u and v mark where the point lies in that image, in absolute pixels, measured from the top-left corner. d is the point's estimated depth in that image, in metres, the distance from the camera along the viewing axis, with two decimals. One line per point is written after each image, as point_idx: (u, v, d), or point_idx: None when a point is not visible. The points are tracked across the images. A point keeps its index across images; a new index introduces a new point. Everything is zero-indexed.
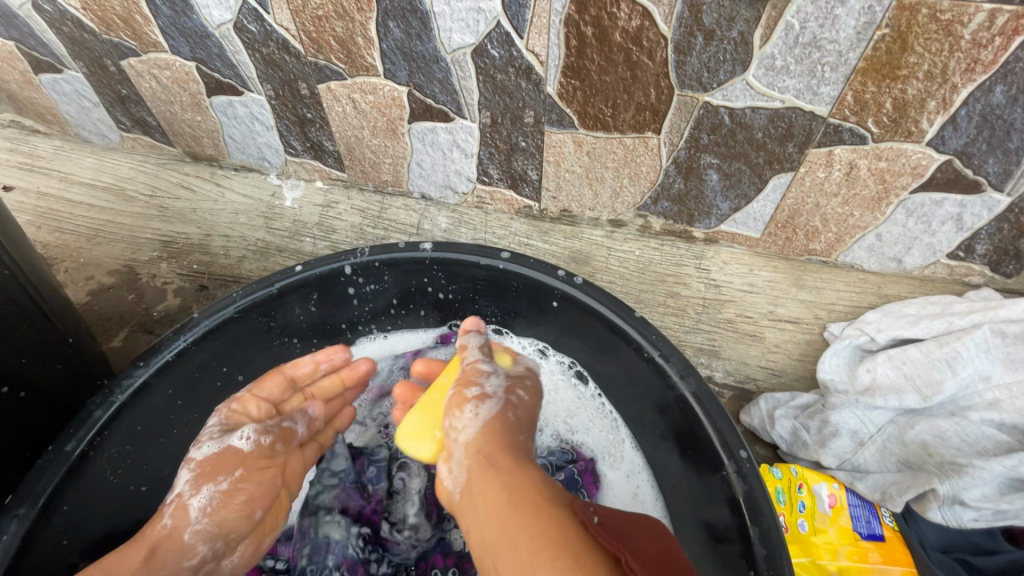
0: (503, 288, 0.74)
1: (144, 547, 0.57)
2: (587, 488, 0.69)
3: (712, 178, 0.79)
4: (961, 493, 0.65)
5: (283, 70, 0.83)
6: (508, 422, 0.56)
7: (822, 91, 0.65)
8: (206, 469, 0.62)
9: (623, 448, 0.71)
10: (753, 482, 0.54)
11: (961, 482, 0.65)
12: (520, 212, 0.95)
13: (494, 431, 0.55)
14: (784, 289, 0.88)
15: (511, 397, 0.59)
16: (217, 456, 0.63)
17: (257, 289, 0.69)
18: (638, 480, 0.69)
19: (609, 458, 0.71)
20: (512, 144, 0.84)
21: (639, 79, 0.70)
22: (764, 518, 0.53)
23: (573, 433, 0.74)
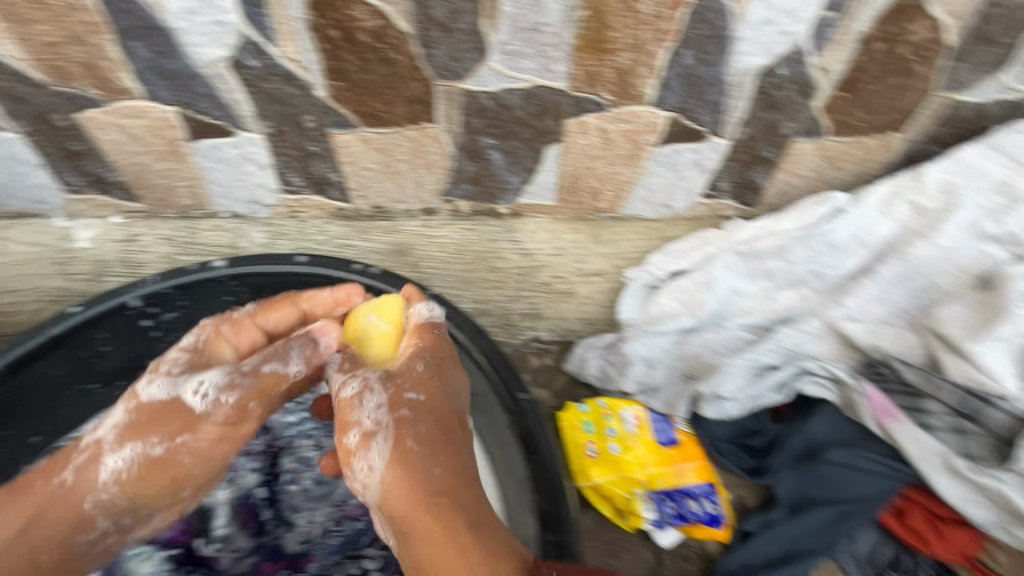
0: (310, 292, 0.78)
1: (35, 509, 0.62)
2: None
3: (496, 158, 0.86)
4: (720, 390, 0.77)
5: (29, 103, 0.77)
6: (411, 445, 0.60)
7: (555, 68, 0.74)
8: (140, 419, 0.65)
9: None
10: (529, 416, 0.68)
11: (718, 380, 0.76)
12: (336, 215, 0.96)
13: (400, 467, 0.59)
14: (586, 245, 0.98)
15: (399, 418, 0.62)
16: (154, 413, 0.65)
17: (44, 331, 0.67)
18: None
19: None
20: (304, 150, 0.85)
21: (399, 75, 0.74)
22: (541, 448, 0.66)
23: None
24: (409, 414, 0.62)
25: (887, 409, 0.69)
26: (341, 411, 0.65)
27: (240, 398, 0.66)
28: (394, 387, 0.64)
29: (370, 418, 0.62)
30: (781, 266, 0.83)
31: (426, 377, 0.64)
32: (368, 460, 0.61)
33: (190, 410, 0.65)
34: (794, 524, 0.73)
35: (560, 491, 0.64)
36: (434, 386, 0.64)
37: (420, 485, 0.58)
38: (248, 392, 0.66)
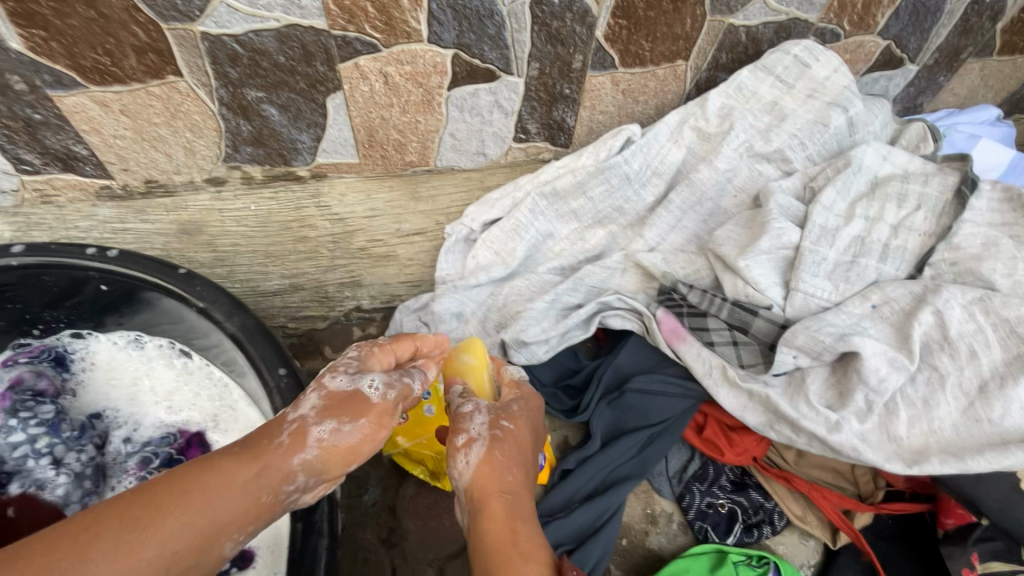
0: (41, 287, 0.64)
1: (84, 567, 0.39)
2: None
3: (273, 113, 0.77)
4: (522, 335, 0.77)
5: None
6: (500, 455, 0.56)
7: (304, 3, 0.65)
8: (326, 407, 0.53)
9: (234, 407, 0.68)
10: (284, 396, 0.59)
11: (519, 326, 0.77)
12: (101, 194, 0.83)
13: (494, 461, 0.55)
14: (403, 204, 0.92)
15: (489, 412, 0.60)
16: (167, 493, 0.44)
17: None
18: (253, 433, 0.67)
19: (219, 423, 0.68)
20: (25, 119, 0.71)
21: (111, 18, 0.62)
22: None
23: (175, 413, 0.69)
24: (502, 434, 0.58)
25: (675, 330, 0.73)
26: (376, 422, 0.54)
27: (258, 478, 0.48)
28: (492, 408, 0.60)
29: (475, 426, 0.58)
30: (585, 205, 0.83)
31: (518, 412, 0.61)
32: (464, 461, 0.56)
33: (220, 482, 0.46)
34: (606, 454, 0.75)
35: (323, 525, 0.55)
36: (519, 421, 0.61)
37: (498, 486, 0.54)
38: (271, 451, 0.50)
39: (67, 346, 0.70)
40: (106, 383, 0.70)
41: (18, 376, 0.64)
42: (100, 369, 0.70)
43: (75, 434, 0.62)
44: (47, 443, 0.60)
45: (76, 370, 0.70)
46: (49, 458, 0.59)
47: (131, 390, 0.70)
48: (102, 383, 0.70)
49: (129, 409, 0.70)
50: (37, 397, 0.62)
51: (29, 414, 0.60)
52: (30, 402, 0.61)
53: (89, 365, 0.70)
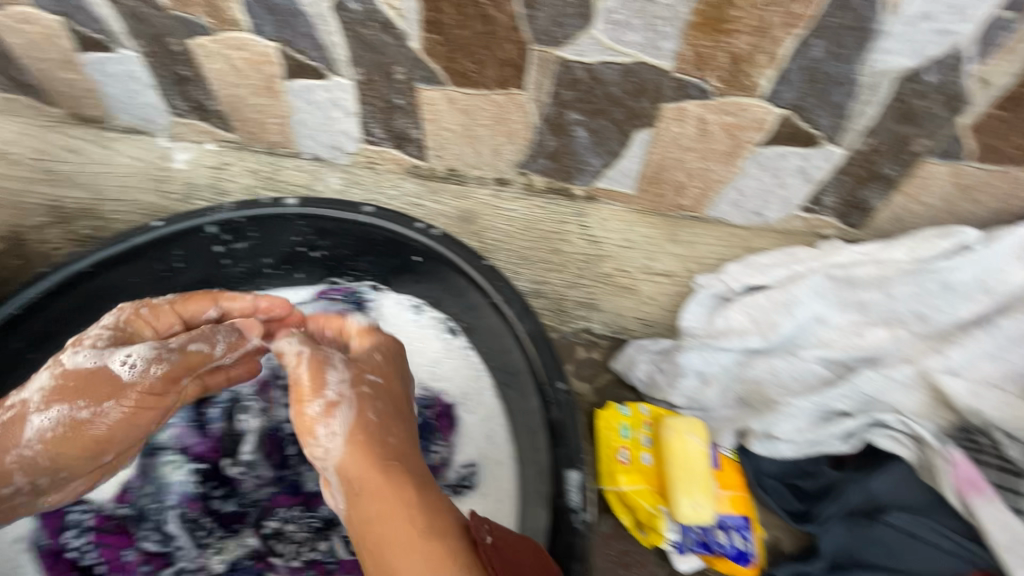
0: (371, 244, 0.76)
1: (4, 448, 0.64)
2: (442, 431, 0.71)
3: (581, 135, 0.82)
4: (773, 428, 0.81)
5: (148, 24, 0.81)
6: (372, 413, 0.63)
7: (663, 45, 0.68)
8: (69, 384, 0.66)
9: (484, 395, 0.73)
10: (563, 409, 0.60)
11: (772, 419, 0.80)
12: (410, 171, 0.96)
13: (360, 444, 0.60)
14: (659, 244, 0.92)
15: (361, 392, 0.64)
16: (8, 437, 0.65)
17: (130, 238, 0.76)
18: (494, 424, 0.71)
19: (469, 404, 0.72)
20: (390, 102, 0.84)
21: (495, 35, 0.71)
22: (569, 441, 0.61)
23: (435, 380, 0.74)
24: (368, 391, 0.65)
25: (972, 483, 0.73)
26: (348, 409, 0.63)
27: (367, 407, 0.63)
28: (355, 367, 0.67)
29: (332, 391, 0.64)
30: (875, 301, 0.79)
31: (380, 365, 0.69)
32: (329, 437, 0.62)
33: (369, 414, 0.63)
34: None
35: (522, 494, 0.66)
36: (388, 378, 0.68)
37: (360, 466, 0.59)
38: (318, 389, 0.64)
39: (365, 292, 0.82)
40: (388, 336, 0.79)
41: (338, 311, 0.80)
42: (387, 321, 0.80)
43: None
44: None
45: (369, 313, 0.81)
46: None
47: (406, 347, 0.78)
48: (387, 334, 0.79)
49: None
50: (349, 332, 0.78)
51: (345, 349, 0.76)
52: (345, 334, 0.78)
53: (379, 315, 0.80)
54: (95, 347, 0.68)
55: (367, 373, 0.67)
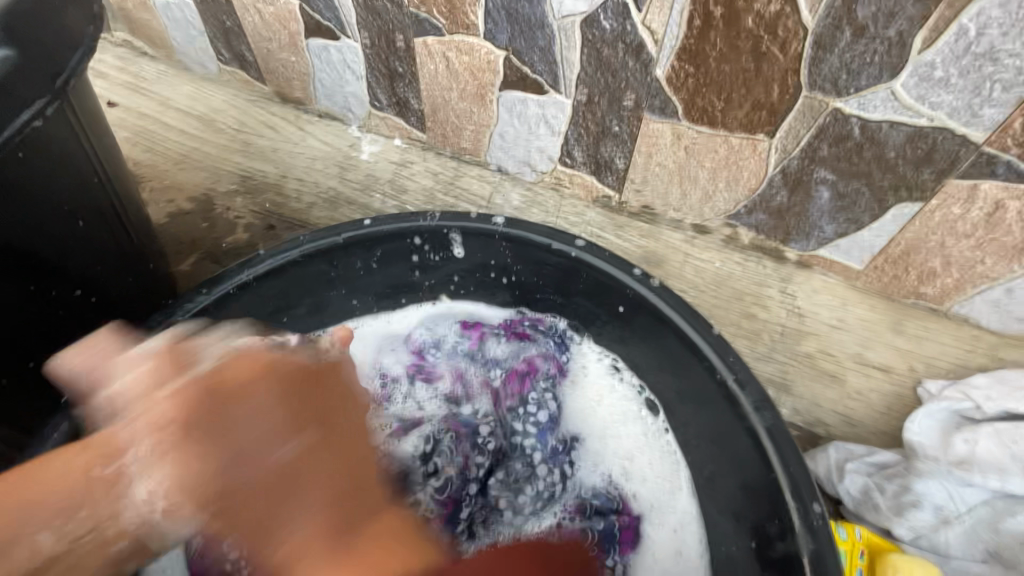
0: (570, 278, 0.70)
1: None
2: (622, 545, 0.63)
3: (822, 196, 0.71)
4: None
5: (382, 19, 0.81)
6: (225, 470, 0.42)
7: (983, 112, 0.56)
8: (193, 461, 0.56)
9: (679, 498, 0.65)
10: (822, 542, 0.50)
11: None
12: (599, 201, 0.89)
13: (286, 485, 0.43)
14: (878, 332, 0.78)
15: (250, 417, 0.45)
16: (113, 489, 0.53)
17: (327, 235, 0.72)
18: (686, 532, 0.64)
19: (656, 515, 0.65)
20: (604, 127, 0.78)
21: (764, 74, 0.63)
22: None
23: (627, 479, 0.67)
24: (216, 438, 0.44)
25: None
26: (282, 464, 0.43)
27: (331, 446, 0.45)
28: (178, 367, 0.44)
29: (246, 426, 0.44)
30: None
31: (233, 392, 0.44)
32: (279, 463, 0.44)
33: (275, 444, 0.43)
34: None
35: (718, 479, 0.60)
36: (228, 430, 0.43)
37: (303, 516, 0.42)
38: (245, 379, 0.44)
39: (570, 337, 0.74)
40: (588, 402, 0.71)
41: (528, 360, 0.72)
42: (589, 386, 0.72)
43: (553, 449, 0.67)
44: (530, 445, 0.67)
45: (572, 367, 0.73)
46: (531, 459, 0.66)
47: (606, 425, 0.70)
48: (583, 395, 0.71)
49: (596, 445, 0.69)
50: (546, 389, 0.70)
51: (529, 419, 0.68)
52: (536, 396, 0.69)
53: (580, 368, 0.73)
54: None
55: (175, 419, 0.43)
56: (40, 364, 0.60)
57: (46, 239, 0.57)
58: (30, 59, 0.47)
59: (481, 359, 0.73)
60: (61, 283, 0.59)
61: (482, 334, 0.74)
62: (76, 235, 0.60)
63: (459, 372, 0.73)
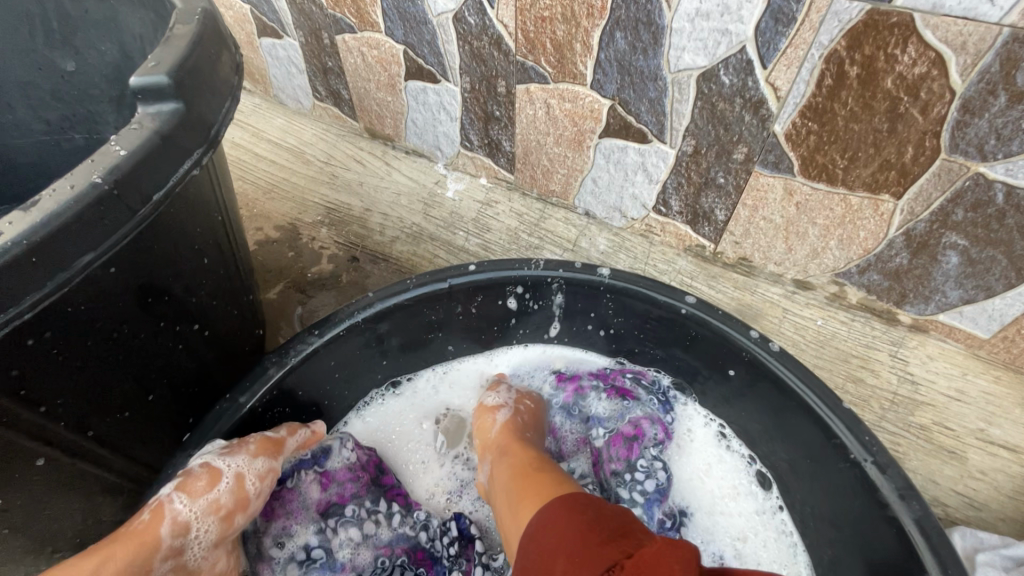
0: (676, 334, 0.68)
1: None
2: None
3: (950, 261, 0.67)
4: None
5: (487, 65, 0.83)
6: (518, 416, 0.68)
7: None
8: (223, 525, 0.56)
9: None
10: None
11: None
12: (690, 251, 0.87)
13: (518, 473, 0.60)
14: (1003, 406, 0.73)
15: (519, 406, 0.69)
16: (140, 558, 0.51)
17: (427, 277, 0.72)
18: None
19: None
20: (708, 179, 0.76)
21: (898, 134, 0.60)
22: None
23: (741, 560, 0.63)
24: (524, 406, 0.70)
25: None
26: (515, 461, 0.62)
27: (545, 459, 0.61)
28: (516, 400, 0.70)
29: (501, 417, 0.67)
30: None
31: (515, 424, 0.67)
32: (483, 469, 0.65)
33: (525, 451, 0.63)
34: None
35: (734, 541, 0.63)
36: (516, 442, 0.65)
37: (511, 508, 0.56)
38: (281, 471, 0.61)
39: (673, 398, 0.72)
40: (694, 471, 0.69)
41: (634, 420, 0.69)
42: (694, 453, 0.70)
43: (662, 524, 0.64)
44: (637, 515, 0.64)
45: (677, 431, 0.71)
46: None
47: (713, 496, 0.67)
48: (689, 463, 0.69)
49: (704, 519, 0.66)
50: (654, 456, 0.67)
51: (633, 485, 0.66)
52: (645, 462, 0.67)
53: (684, 433, 0.71)
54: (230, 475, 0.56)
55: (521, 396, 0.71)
56: (158, 397, 0.61)
57: (180, 278, 0.58)
58: (192, 112, 0.48)
59: (581, 416, 0.72)
60: (185, 319, 0.61)
61: (580, 387, 0.73)
62: (200, 272, 0.61)
63: (554, 428, 0.73)
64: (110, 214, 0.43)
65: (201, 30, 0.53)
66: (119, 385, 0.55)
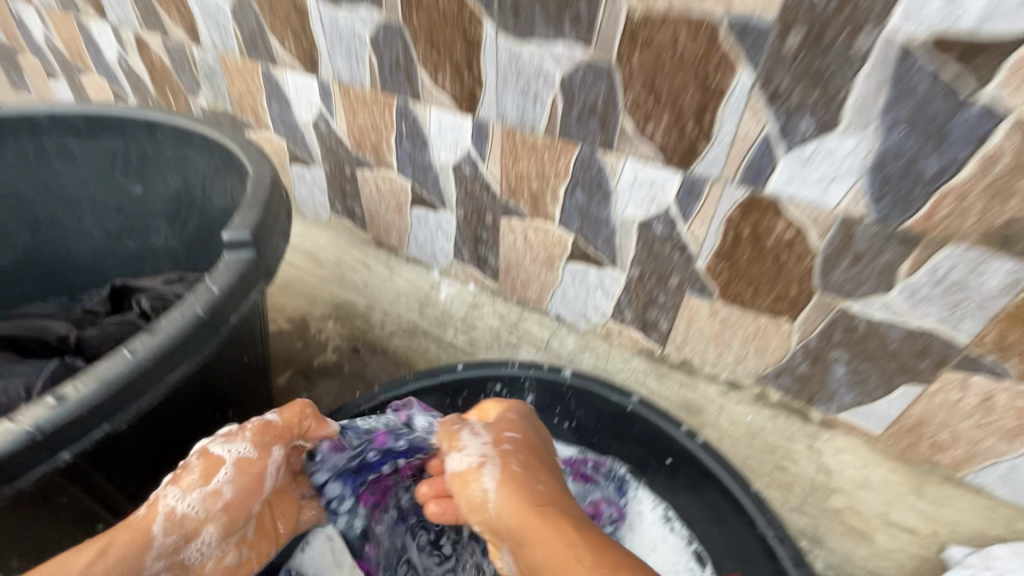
0: (625, 426, 0.83)
1: None
2: None
3: (839, 370, 0.85)
4: None
5: (477, 201, 1.04)
6: (517, 464, 0.63)
7: (962, 324, 0.71)
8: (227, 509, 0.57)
9: None
10: None
11: None
12: (643, 353, 1.04)
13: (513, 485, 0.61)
14: (901, 493, 0.87)
15: (499, 438, 0.66)
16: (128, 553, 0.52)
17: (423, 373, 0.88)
18: None
19: None
20: (651, 297, 0.96)
21: (784, 276, 0.80)
22: None
23: None
24: (510, 448, 0.65)
25: None
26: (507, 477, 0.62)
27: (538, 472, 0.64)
28: (494, 429, 0.68)
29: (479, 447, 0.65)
30: None
31: (515, 423, 0.70)
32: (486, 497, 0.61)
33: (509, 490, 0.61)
34: None
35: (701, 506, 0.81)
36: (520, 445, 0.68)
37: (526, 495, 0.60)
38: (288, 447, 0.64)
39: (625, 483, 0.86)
40: (643, 548, 0.81)
41: (594, 501, 0.83)
42: (642, 533, 0.82)
43: None
44: None
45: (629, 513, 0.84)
46: None
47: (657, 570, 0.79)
48: (640, 540, 0.82)
49: None
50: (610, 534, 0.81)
51: None
52: None
53: (636, 514, 0.83)
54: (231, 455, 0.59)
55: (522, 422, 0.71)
56: None
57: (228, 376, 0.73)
58: (260, 257, 0.65)
59: None
60: (221, 407, 0.75)
61: None
62: (242, 370, 0.76)
63: None
64: (202, 336, 0.59)
65: (263, 195, 0.72)
66: (164, 453, 0.69)
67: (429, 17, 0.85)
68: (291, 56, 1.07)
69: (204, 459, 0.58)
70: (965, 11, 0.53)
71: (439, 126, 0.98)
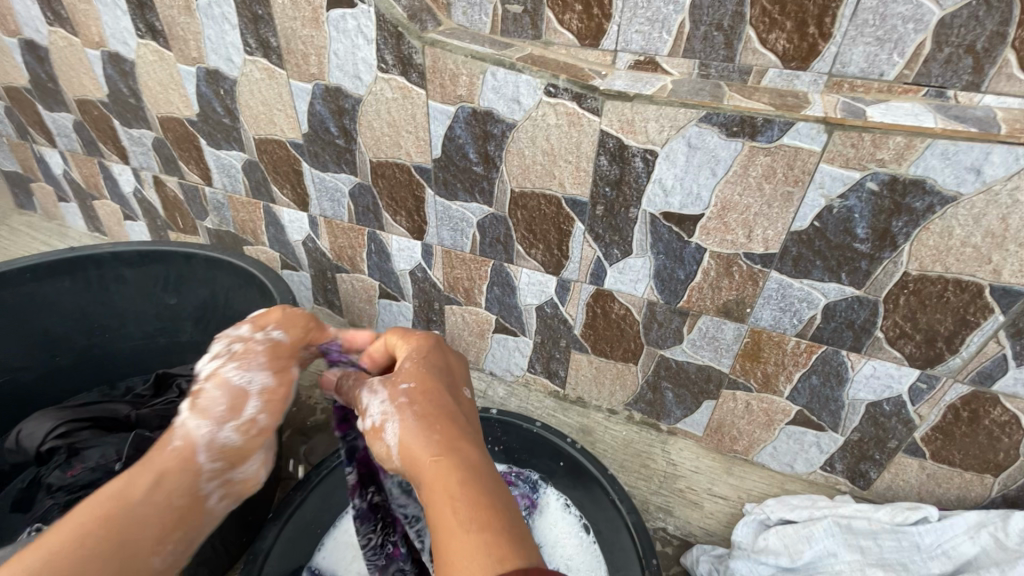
0: (533, 444, 1.27)
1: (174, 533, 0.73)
2: None
3: (668, 395, 1.31)
4: None
5: (429, 295, 1.49)
6: (412, 418, 0.74)
7: (723, 360, 1.19)
8: (233, 395, 0.80)
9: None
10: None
11: None
12: (552, 394, 1.48)
13: (410, 440, 0.72)
14: (718, 473, 1.33)
15: (397, 400, 0.77)
16: (163, 479, 0.73)
17: None
18: None
19: None
20: (551, 355, 1.41)
21: (626, 337, 1.27)
22: None
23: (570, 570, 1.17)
24: (404, 397, 0.77)
25: None
26: (404, 448, 0.72)
27: (424, 422, 0.73)
28: (391, 384, 0.79)
29: (376, 410, 0.78)
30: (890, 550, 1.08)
31: (412, 371, 0.80)
32: (387, 438, 0.75)
33: (401, 453, 0.72)
34: None
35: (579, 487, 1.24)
36: (425, 386, 0.78)
37: (418, 455, 0.70)
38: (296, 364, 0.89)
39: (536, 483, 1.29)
40: (547, 524, 1.23)
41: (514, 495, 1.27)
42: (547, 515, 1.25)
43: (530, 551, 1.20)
44: None
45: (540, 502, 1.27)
46: None
47: (556, 538, 1.21)
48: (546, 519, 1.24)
49: (552, 549, 1.21)
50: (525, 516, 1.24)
51: None
52: None
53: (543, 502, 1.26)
54: (244, 363, 0.83)
55: (419, 353, 0.85)
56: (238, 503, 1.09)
57: None
58: None
59: None
60: None
61: None
62: None
63: None
64: None
65: None
66: None
67: (389, 182, 1.31)
68: (287, 198, 1.50)
69: (214, 383, 0.80)
70: (674, 201, 1.03)
71: (399, 245, 1.43)
